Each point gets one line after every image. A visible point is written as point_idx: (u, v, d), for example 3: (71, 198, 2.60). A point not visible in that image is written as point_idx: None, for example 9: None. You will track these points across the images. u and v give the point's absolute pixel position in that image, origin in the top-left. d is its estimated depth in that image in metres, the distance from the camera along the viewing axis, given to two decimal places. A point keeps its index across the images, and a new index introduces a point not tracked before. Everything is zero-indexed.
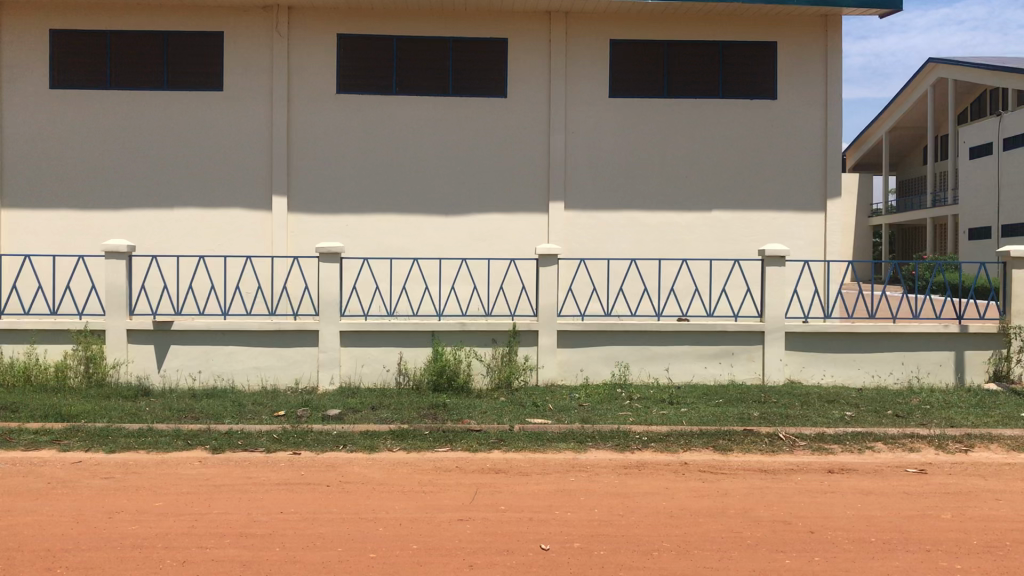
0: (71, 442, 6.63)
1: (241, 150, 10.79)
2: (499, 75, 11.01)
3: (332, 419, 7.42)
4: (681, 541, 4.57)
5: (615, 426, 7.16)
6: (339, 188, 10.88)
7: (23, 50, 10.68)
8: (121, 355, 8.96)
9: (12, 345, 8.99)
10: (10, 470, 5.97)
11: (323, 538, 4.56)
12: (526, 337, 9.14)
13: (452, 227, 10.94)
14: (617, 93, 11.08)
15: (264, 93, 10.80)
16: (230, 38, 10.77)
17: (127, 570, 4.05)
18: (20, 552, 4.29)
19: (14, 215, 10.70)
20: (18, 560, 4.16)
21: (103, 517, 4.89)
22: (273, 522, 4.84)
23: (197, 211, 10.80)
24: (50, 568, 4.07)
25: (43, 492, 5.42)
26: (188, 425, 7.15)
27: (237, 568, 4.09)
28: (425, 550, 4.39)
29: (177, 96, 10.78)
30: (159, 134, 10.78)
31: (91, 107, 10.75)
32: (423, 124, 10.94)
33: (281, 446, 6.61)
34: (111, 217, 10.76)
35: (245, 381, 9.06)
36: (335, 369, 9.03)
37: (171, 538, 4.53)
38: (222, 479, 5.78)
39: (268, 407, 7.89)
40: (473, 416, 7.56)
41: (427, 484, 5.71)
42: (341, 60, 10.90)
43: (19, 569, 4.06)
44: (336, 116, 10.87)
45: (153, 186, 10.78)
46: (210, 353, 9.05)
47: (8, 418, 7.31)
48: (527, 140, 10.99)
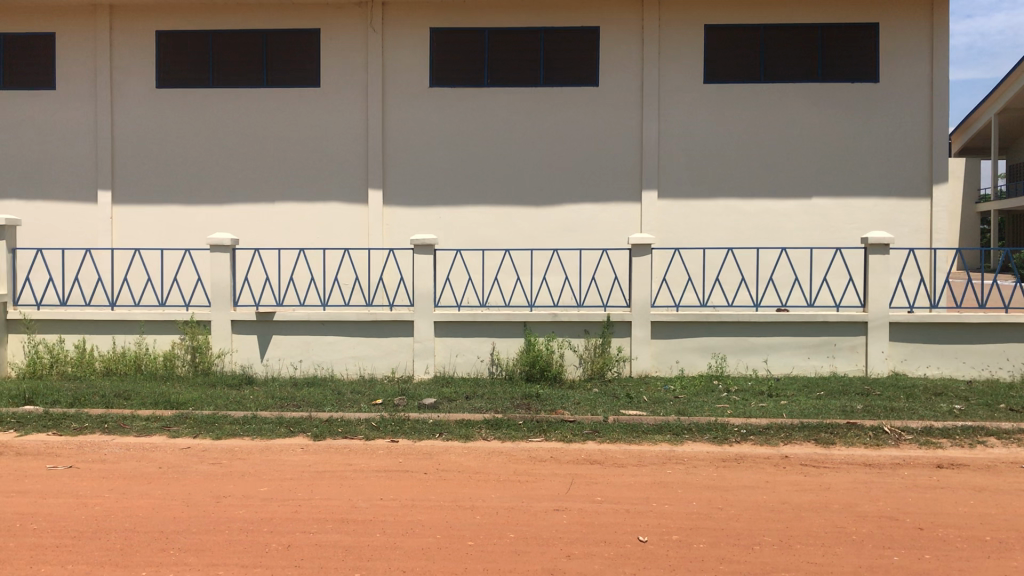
0: (180, 429, 6.88)
1: (337, 144, 11.01)
2: (591, 64, 10.93)
3: (428, 408, 7.51)
4: (784, 535, 4.47)
5: (712, 418, 7.06)
6: (432, 180, 10.99)
7: (131, 51, 11.10)
8: (226, 345, 9.26)
9: (123, 335, 9.39)
10: (124, 455, 6.23)
11: (422, 525, 4.61)
12: (619, 328, 9.09)
13: (544, 218, 10.93)
14: (711, 80, 10.89)
15: (359, 88, 10.99)
16: (326, 34, 10.99)
17: (236, 553, 4.17)
18: (136, 532, 4.47)
19: (124, 210, 11.14)
20: (135, 540, 4.34)
21: (211, 501, 5.05)
22: (374, 508, 4.92)
23: (297, 205, 11.05)
24: (163, 548, 4.22)
25: (156, 476, 5.64)
26: (290, 412, 7.34)
27: (340, 553, 4.17)
28: (522, 539, 4.40)
29: (274, 92, 11.04)
30: (257, 130, 11.06)
31: (196, 105, 11.10)
32: (515, 115, 10.95)
33: (379, 434, 6.73)
34: (214, 212, 11.10)
35: (344, 370, 9.25)
36: (429, 359, 9.13)
37: (276, 522, 4.65)
38: (323, 465, 5.91)
39: (365, 395, 8.03)
40: (567, 406, 7.55)
41: (523, 473, 5.73)
42: (434, 53, 10.99)
43: (135, 549, 4.22)
44: (429, 109, 10.98)
45: (254, 182, 11.08)
46: (310, 343, 9.26)
47: (121, 404, 7.65)
48: (620, 130, 10.88)
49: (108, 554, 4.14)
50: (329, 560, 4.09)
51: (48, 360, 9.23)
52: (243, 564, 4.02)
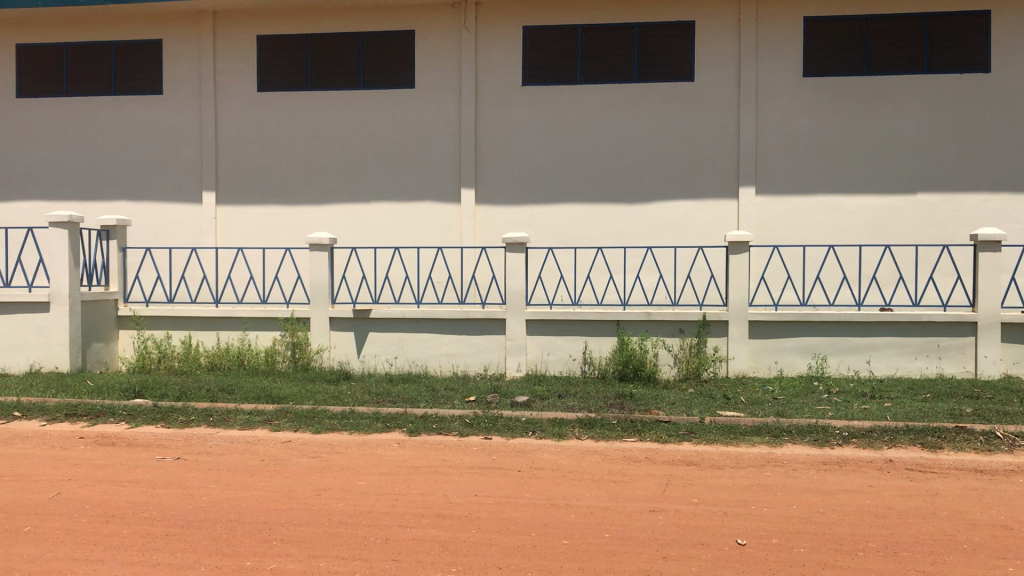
0: (281, 422, 7.08)
1: (431, 144, 11.14)
2: (686, 59, 10.78)
3: (521, 406, 7.53)
4: (889, 542, 4.32)
5: (812, 420, 6.87)
6: (525, 178, 11.02)
7: (235, 56, 11.47)
8: (325, 341, 9.49)
9: (227, 331, 9.74)
10: (229, 447, 6.44)
11: (517, 523, 4.63)
12: (716, 328, 8.94)
13: (637, 216, 10.84)
14: (810, 73, 10.61)
15: (453, 88, 11.10)
16: (421, 36, 11.13)
17: (336, 545, 4.26)
18: (241, 523, 4.61)
19: (228, 211, 11.52)
20: (239, 530, 4.48)
21: (311, 494, 5.18)
22: (469, 504, 4.96)
23: (393, 204, 11.23)
24: (267, 539, 4.34)
25: (259, 468, 5.82)
26: (386, 408, 7.47)
27: (437, 548, 4.22)
28: (618, 539, 4.37)
29: (370, 93, 11.25)
30: (354, 131, 11.29)
31: (296, 108, 11.40)
32: (608, 112, 10.88)
33: (473, 431, 6.78)
34: (313, 212, 11.38)
35: (438, 367, 9.35)
36: (521, 356, 9.16)
37: (374, 516, 4.73)
38: (419, 461, 5.99)
39: (459, 392, 8.11)
40: (662, 406, 7.46)
41: (618, 473, 5.69)
42: (526, 52, 11.02)
43: (240, 538, 4.35)
44: (522, 107, 11.01)
45: (351, 182, 11.31)
46: (405, 340, 9.39)
47: (225, 398, 7.91)
48: (715, 126, 10.71)
49: (214, 543, 4.28)
50: (425, 554, 4.14)
51: (156, 355, 9.60)
52: (343, 556, 4.11)
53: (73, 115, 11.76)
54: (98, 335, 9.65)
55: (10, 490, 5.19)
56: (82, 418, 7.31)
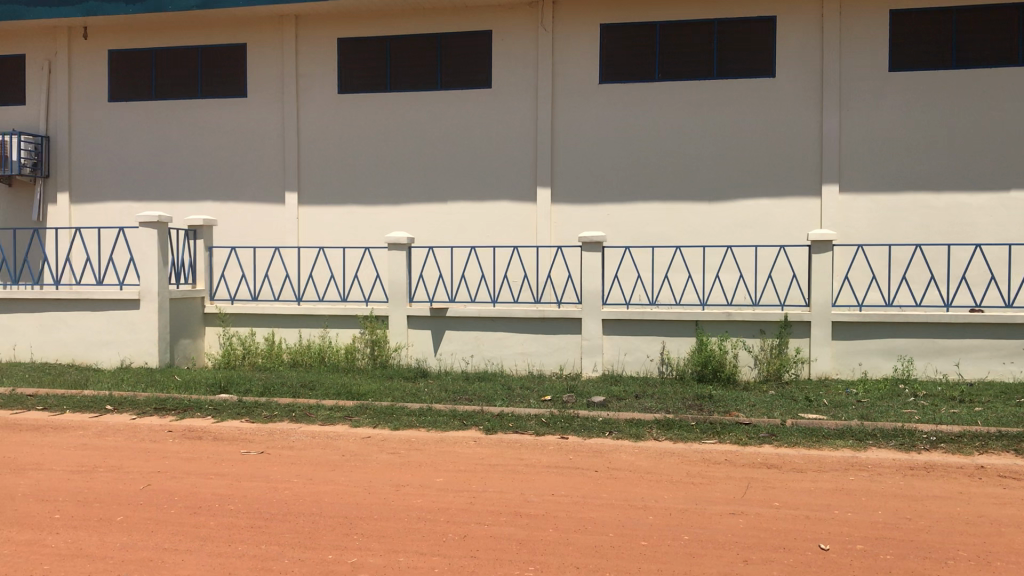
0: (361, 419, 7.20)
1: (508, 143, 11.18)
2: (767, 55, 10.59)
3: (597, 406, 7.51)
4: (981, 551, 4.17)
5: (898, 424, 6.69)
6: (602, 177, 10.97)
7: (316, 58, 11.69)
8: (402, 339, 9.61)
9: (308, 328, 9.94)
10: (310, 442, 6.57)
11: (594, 523, 4.61)
12: (797, 328, 8.77)
13: (716, 214, 10.69)
14: (897, 67, 10.32)
15: (530, 87, 11.12)
16: (498, 35, 11.17)
17: (415, 540, 4.31)
18: (323, 516, 4.70)
19: (309, 210, 11.75)
20: (321, 524, 4.56)
21: (390, 489, 5.25)
22: (546, 503, 4.96)
23: (470, 204, 11.31)
24: (347, 533, 4.42)
25: (339, 463, 5.92)
26: (463, 406, 7.53)
27: (514, 546, 4.24)
28: (697, 542, 4.32)
29: (448, 93, 11.34)
30: (432, 131, 11.40)
31: (375, 109, 11.56)
32: (687, 109, 10.76)
33: (550, 430, 6.78)
34: (392, 212, 11.53)
35: (514, 366, 9.37)
36: (598, 356, 9.11)
37: (452, 513, 4.77)
38: (496, 459, 6.02)
39: (535, 391, 8.13)
40: (741, 408, 7.35)
41: (696, 475, 5.62)
42: (604, 50, 10.98)
43: (321, 532, 4.44)
44: (599, 106, 10.97)
45: (429, 181, 11.42)
46: (481, 339, 9.44)
47: (306, 394, 8.07)
48: (797, 122, 10.49)
49: (297, 536, 4.37)
50: (503, 552, 4.16)
51: (241, 351, 9.86)
52: (422, 551, 4.16)
53: (162, 119, 12.14)
54: (186, 332, 9.95)
55: (104, 481, 5.38)
56: (170, 412, 7.55)
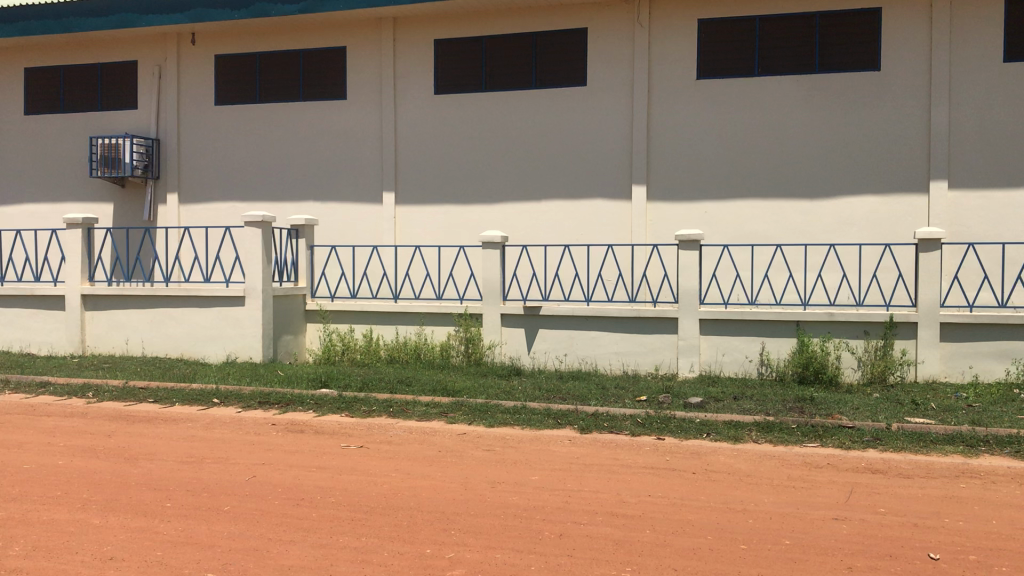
0: (457, 415, 7.27)
1: (602, 141, 11.13)
2: (871, 48, 10.26)
3: (694, 407, 7.42)
4: None
5: (1013, 430, 6.40)
6: (698, 174, 10.82)
7: (414, 60, 11.85)
8: (496, 337, 9.66)
9: (405, 325, 10.09)
10: (408, 437, 6.67)
11: (692, 525, 4.55)
12: (903, 330, 8.50)
13: (817, 212, 10.42)
14: (1011, 58, 9.89)
15: (625, 84, 11.04)
16: (594, 33, 11.12)
17: (512, 538, 4.33)
18: (421, 511, 4.77)
19: (406, 209, 11.92)
20: (419, 518, 4.63)
21: (487, 486, 5.29)
22: (643, 504, 4.92)
23: (564, 202, 11.30)
24: (445, 528, 4.47)
25: (436, 459, 6.00)
26: (557, 404, 7.54)
27: (611, 546, 4.22)
28: (799, 547, 4.22)
29: (543, 92, 11.35)
30: (527, 130, 11.43)
31: (471, 109, 11.65)
32: (787, 104, 10.52)
33: (646, 431, 6.72)
34: (487, 210, 11.60)
35: (608, 365, 9.31)
36: (695, 356, 8.97)
37: (549, 511, 4.78)
38: (591, 458, 6.00)
39: (630, 391, 8.06)
40: (844, 411, 7.15)
41: (797, 479, 5.49)
42: (702, 46, 10.82)
43: (419, 526, 4.50)
44: (696, 102, 10.82)
45: (524, 180, 11.46)
46: (575, 337, 9.42)
47: (403, 390, 8.20)
48: (904, 117, 10.15)
49: (396, 530, 4.44)
50: (600, 551, 4.14)
51: (339, 347, 10.07)
52: (519, 549, 4.18)
53: (265, 121, 12.49)
54: (287, 328, 10.22)
55: (211, 471, 5.57)
56: (274, 406, 7.76)
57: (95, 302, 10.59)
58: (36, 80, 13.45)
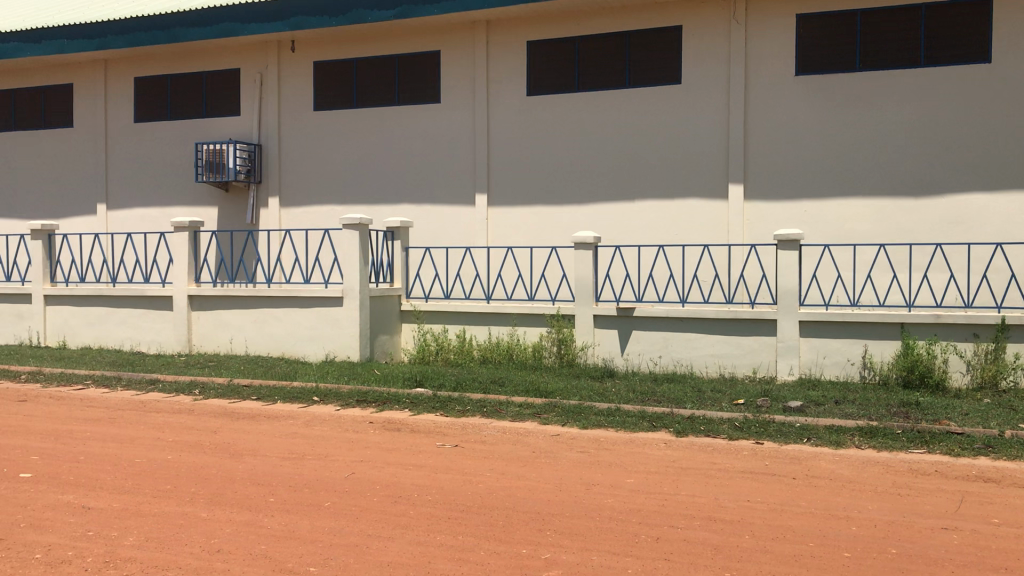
0: (550, 416, 7.28)
1: (697, 140, 10.98)
2: (981, 38, 9.86)
3: (793, 411, 7.25)
4: None
5: None
6: (797, 173, 10.58)
7: (507, 61, 11.91)
8: (589, 339, 9.64)
9: (498, 326, 10.14)
10: (502, 438, 6.71)
11: (793, 531, 4.45)
12: (1016, 333, 8.15)
13: (923, 210, 10.07)
14: None
15: (720, 82, 10.87)
16: (689, 30, 10.99)
17: (608, 540, 4.31)
18: (516, 512, 4.79)
19: (499, 211, 11.98)
20: (514, 519, 4.65)
21: (582, 488, 5.28)
22: (741, 509, 4.84)
23: (658, 202, 11.19)
24: (540, 529, 4.48)
25: (531, 460, 6.01)
26: (652, 407, 7.47)
27: (709, 551, 4.15)
28: (907, 556, 4.08)
29: (637, 91, 11.27)
30: (620, 130, 11.36)
31: (564, 109, 11.65)
32: (890, 99, 10.19)
33: (743, 435, 6.61)
34: (580, 211, 11.58)
35: (704, 368, 9.18)
36: (794, 359, 8.78)
37: (645, 514, 4.73)
38: (687, 462, 5.93)
39: (727, 395, 7.93)
40: (952, 417, 6.89)
41: (903, 486, 5.32)
42: (800, 41, 10.58)
43: (515, 527, 4.52)
44: (794, 99, 10.59)
45: (617, 180, 11.39)
46: (670, 339, 9.32)
47: (497, 390, 8.25)
48: (1016, 110, 9.72)
49: (492, 529, 4.47)
50: (698, 556, 4.09)
51: (433, 347, 10.19)
52: (615, 551, 4.15)
53: (361, 126, 12.74)
54: (383, 329, 10.40)
55: (312, 467, 5.71)
56: (370, 405, 7.90)
57: (201, 302, 10.97)
58: (146, 89, 14.01)
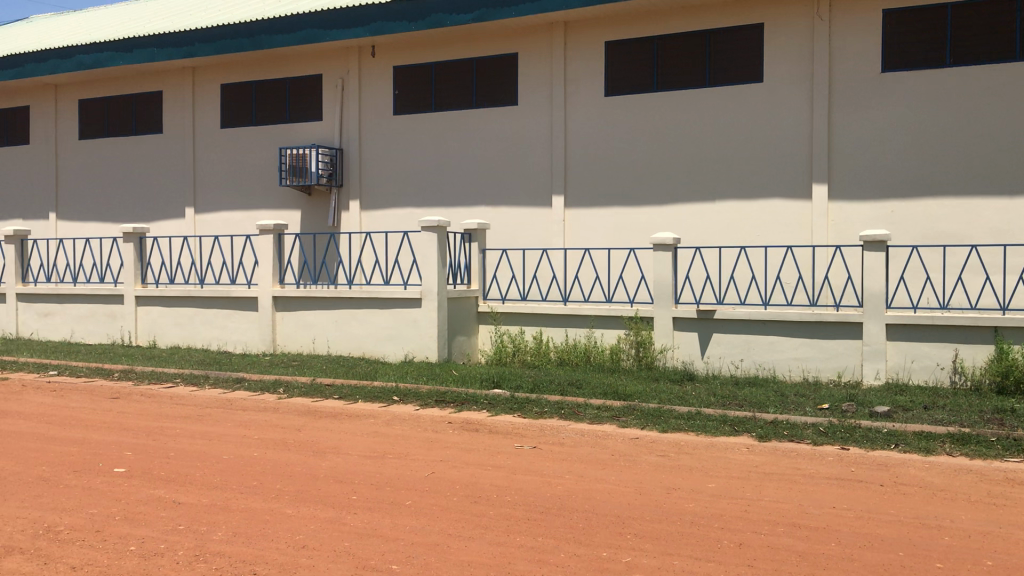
0: (629, 419, 7.23)
1: (779, 140, 10.79)
2: None
3: (880, 416, 7.05)
4: None
5: None
6: (883, 172, 10.31)
7: (585, 63, 11.88)
8: (668, 341, 9.53)
9: (576, 328, 10.12)
10: (581, 440, 6.69)
11: (882, 540, 4.34)
12: None
13: (1017, 209, 9.70)
14: None
15: (803, 80, 10.66)
16: (770, 28, 10.80)
17: (689, 545, 4.26)
18: (596, 514, 4.77)
19: (576, 212, 11.97)
20: (595, 521, 4.63)
21: (662, 492, 5.23)
22: (827, 516, 4.73)
23: (738, 203, 11.02)
24: (620, 532, 4.45)
25: (610, 463, 5.98)
26: (734, 411, 7.37)
27: (794, 558, 4.08)
28: (1003, 569, 3.94)
29: (717, 90, 11.12)
30: (700, 130, 11.23)
31: (642, 110, 11.57)
32: (982, 95, 9.86)
33: (828, 440, 6.46)
34: (658, 213, 11.49)
35: (787, 371, 9.00)
36: (880, 363, 8.55)
37: (727, 520, 4.67)
38: (770, 467, 5.82)
39: (811, 399, 7.77)
40: None
41: (998, 496, 5.12)
42: (887, 37, 10.30)
43: (594, 530, 4.50)
44: (880, 96, 10.32)
45: (697, 181, 11.26)
46: (752, 342, 9.17)
47: (575, 392, 8.24)
48: None
49: (572, 531, 4.46)
50: (783, 563, 4.01)
51: (511, 349, 10.22)
52: (697, 557, 4.10)
53: (440, 129, 12.85)
54: (461, 330, 10.48)
55: (393, 466, 5.79)
56: (449, 405, 7.97)
57: (285, 303, 11.22)
58: (232, 96, 14.39)
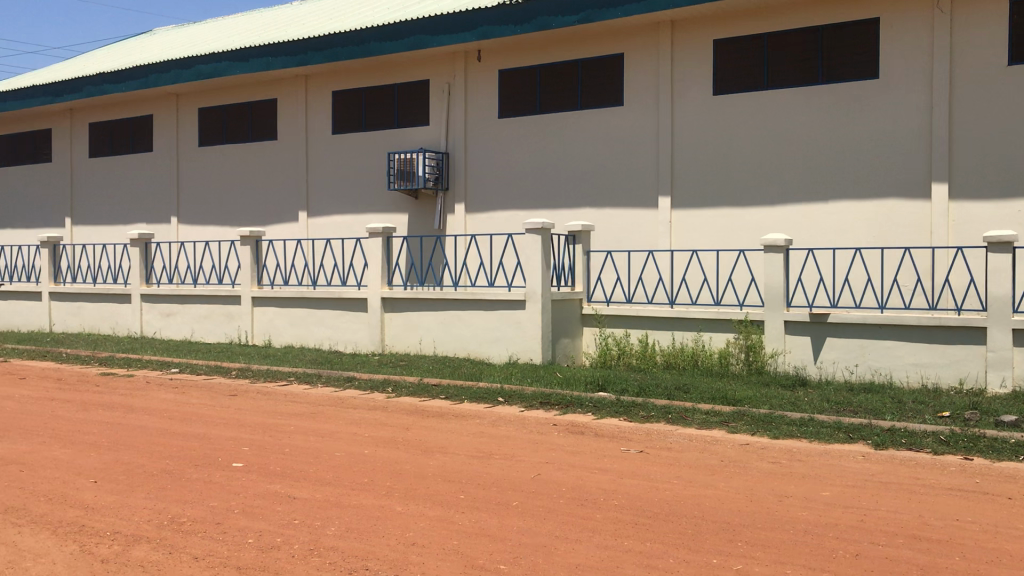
0: (738, 425, 7.10)
1: (896, 137, 10.41)
2: None
3: (1006, 425, 6.73)
4: None
5: None
6: (1008, 169, 9.84)
7: (693, 62, 11.72)
8: (779, 346, 9.33)
9: (682, 331, 9.98)
10: (689, 445, 6.60)
11: (1010, 555, 4.14)
12: None
13: None
14: None
15: (923, 75, 10.26)
16: (888, 22, 10.44)
17: (802, 554, 4.15)
18: (705, 520, 4.69)
19: (683, 213, 11.81)
20: (703, 528, 4.56)
21: (773, 499, 5.11)
22: (950, 528, 4.54)
23: (852, 203, 10.69)
24: (731, 539, 4.37)
25: (719, 469, 5.88)
26: (848, 417, 7.15)
27: (914, 571, 3.93)
28: None
29: (831, 88, 10.81)
30: (812, 128, 10.94)
31: (752, 108, 11.34)
32: None
33: (950, 449, 6.21)
34: (768, 213, 11.24)
35: (905, 378, 8.68)
36: (1006, 370, 8.17)
37: (842, 529, 4.53)
38: (887, 476, 5.62)
39: (930, 406, 7.47)
40: None
41: None
42: (1014, 28, 9.82)
43: (703, 536, 4.43)
44: (1006, 90, 9.85)
45: (808, 180, 10.97)
46: (867, 347, 8.88)
47: (682, 396, 8.14)
48: None
49: (680, 537, 4.40)
50: None
51: (616, 352, 10.17)
52: (812, 566, 3.99)
53: (545, 131, 12.89)
54: (566, 332, 10.49)
55: (499, 467, 5.83)
56: (554, 407, 7.98)
57: (393, 305, 11.44)
58: (342, 102, 14.75)
